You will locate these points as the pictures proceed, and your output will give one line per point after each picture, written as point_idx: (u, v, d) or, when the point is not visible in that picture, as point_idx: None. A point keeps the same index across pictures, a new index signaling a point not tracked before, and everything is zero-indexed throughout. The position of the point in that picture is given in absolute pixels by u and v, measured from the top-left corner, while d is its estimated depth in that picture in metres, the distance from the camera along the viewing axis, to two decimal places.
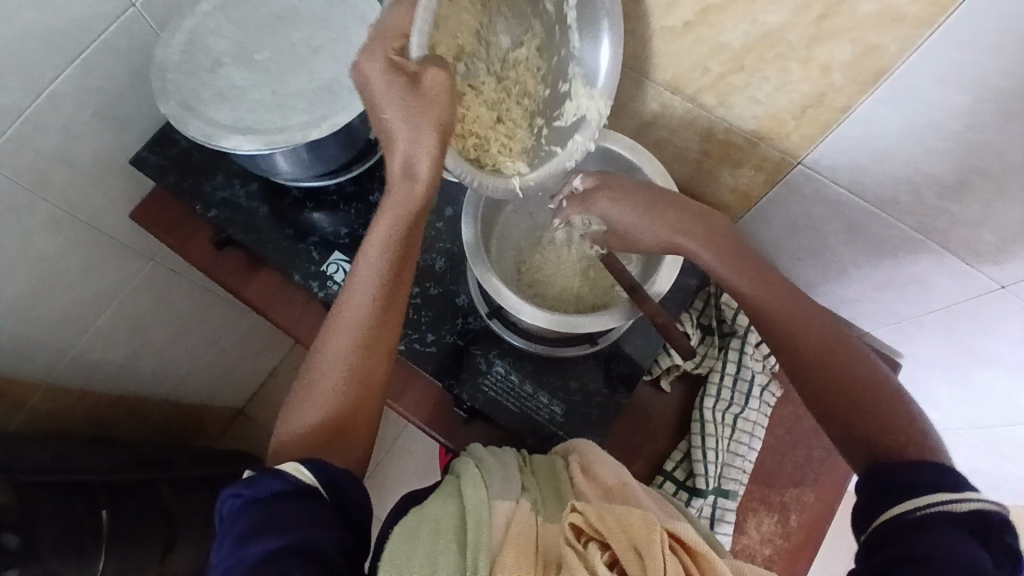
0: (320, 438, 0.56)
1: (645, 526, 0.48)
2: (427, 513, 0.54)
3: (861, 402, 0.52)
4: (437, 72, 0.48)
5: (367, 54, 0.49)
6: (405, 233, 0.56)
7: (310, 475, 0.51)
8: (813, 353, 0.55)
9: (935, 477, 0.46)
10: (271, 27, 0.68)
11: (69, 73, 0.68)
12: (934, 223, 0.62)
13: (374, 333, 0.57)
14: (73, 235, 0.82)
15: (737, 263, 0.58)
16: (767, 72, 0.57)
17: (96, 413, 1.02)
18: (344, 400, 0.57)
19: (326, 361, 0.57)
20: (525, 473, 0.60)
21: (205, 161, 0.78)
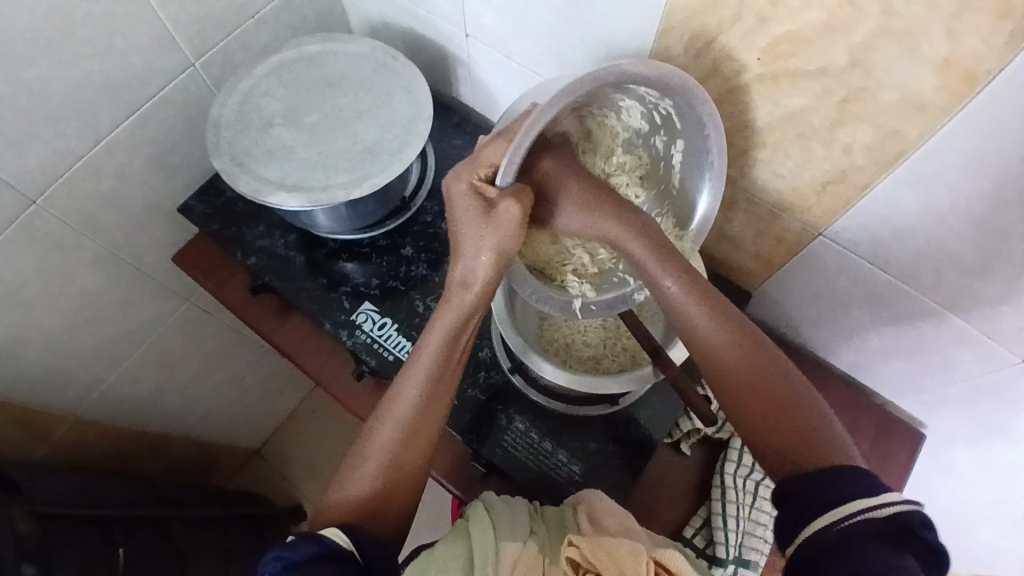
0: (357, 512, 0.57)
1: (634, 557, 0.50)
2: (434, 553, 0.53)
3: (783, 413, 0.50)
4: (513, 204, 0.52)
5: (455, 174, 0.55)
6: (462, 333, 0.59)
7: (346, 540, 0.53)
8: (740, 360, 0.52)
9: (847, 485, 0.45)
10: (320, 92, 0.73)
11: (129, 124, 0.74)
12: (957, 298, 0.62)
13: (420, 421, 0.59)
14: (116, 274, 0.86)
15: (669, 267, 0.53)
16: (789, 149, 0.59)
17: (117, 446, 1.03)
18: (384, 483, 0.58)
19: (373, 443, 0.59)
20: (534, 518, 0.58)
21: (248, 211, 0.82)
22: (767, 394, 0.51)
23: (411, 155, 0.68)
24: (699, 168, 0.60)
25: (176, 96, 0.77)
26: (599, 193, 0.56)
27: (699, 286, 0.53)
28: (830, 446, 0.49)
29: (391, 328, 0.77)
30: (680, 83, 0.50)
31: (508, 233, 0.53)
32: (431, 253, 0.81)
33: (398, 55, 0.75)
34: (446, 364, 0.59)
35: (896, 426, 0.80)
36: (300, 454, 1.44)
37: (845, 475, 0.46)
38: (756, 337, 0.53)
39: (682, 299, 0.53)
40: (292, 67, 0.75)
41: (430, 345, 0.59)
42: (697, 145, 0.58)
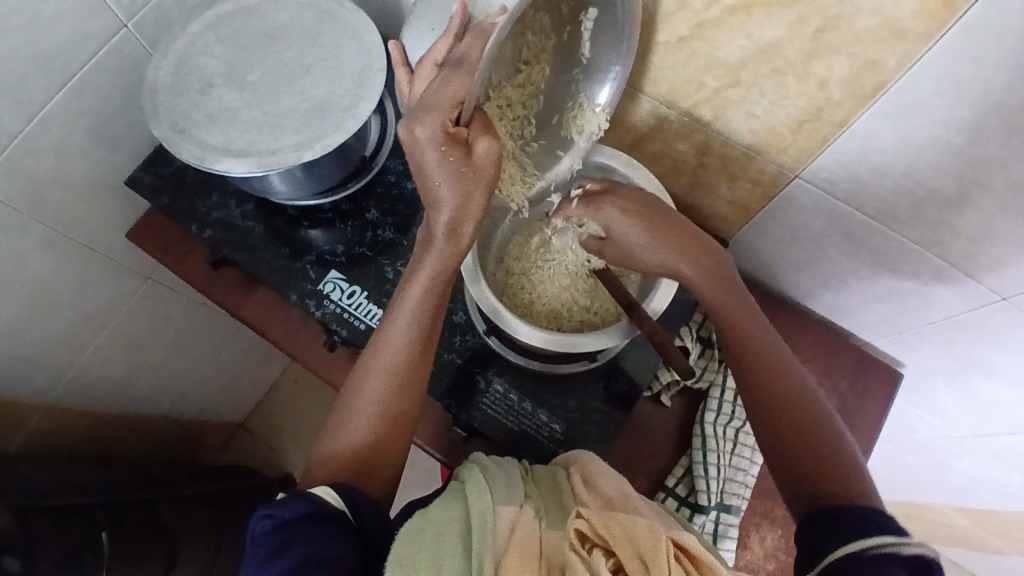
0: (350, 471, 0.56)
1: (650, 536, 0.46)
2: (430, 516, 0.51)
3: (807, 443, 0.55)
4: (491, 145, 0.50)
5: (421, 120, 0.49)
6: (447, 284, 0.58)
7: (338, 500, 0.51)
8: (781, 393, 0.57)
9: (871, 519, 0.48)
10: (262, 47, 0.68)
11: (62, 95, 0.68)
12: (935, 235, 0.61)
13: (406, 371, 0.59)
14: (69, 256, 0.82)
15: (729, 301, 0.61)
16: (763, 86, 0.56)
17: (96, 429, 1.02)
18: (377, 437, 0.57)
19: (364, 398, 0.58)
20: (527, 481, 0.58)
21: (199, 180, 0.77)
22: (802, 435, 0.55)
23: (364, 112, 0.64)
24: (612, 43, 0.58)
25: (110, 62, 0.71)
26: (659, 221, 0.60)
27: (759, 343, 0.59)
28: (851, 484, 0.53)
29: (360, 296, 0.74)
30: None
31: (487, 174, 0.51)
32: (397, 216, 0.77)
33: (344, 0, 0.70)
34: (431, 314, 0.59)
35: (873, 365, 0.80)
36: (287, 423, 1.44)
37: (857, 512, 0.49)
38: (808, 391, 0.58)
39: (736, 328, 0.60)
40: (231, 20, 0.69)
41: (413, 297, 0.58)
42: (612, 18, 0.55)
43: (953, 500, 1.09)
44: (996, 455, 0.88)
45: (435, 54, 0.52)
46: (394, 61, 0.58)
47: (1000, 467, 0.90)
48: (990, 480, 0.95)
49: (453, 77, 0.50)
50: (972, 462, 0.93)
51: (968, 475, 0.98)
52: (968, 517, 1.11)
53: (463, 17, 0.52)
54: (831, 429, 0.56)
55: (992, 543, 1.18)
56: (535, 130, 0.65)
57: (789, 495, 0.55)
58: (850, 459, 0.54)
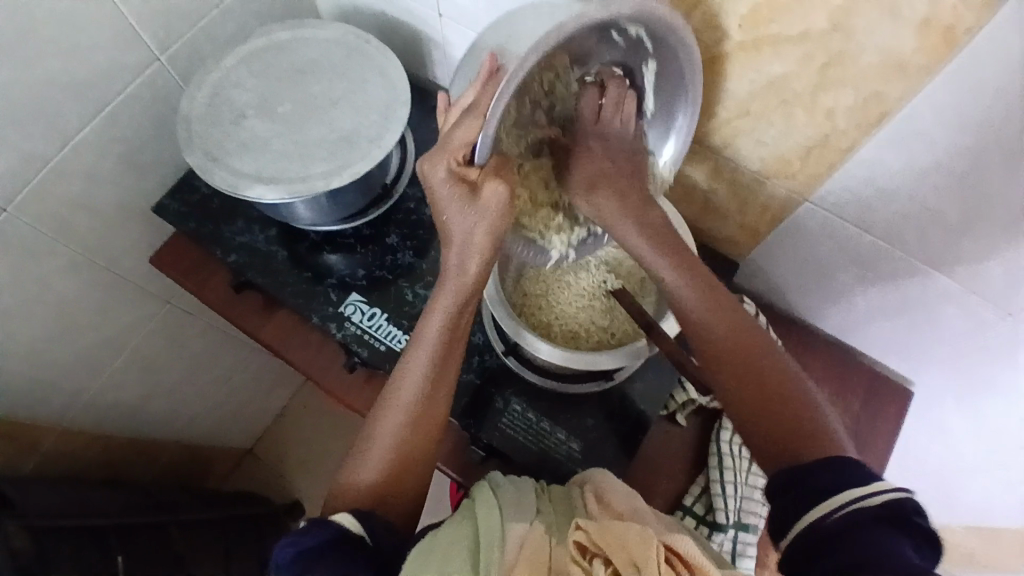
0: (369, 495, 0.57)
1: (642, 540, 0.46)
2: (439, 535, 0.53)
3: (772, 404, 0.54)
4: (495, 186, 0.54)
5: (431, 158, 0.54)
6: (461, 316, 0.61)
7: (356, 524, 0.53)
8: (738, 360, 0.56)
9: (843, 475, 0.47)
10: (292, 80, 0.71)
11: (96, 125, 0.71)
12: (940, 256, 0.63)
13: (424, 401, 0.60)
14: (93, 280, 0.84)
15: (670, 260, 0.59)
16: (772, 117, 0.60)
17: (109, 453, 1.02)
18: (393, 464, 0.59)
19: (383, 425, 0.60)
20: (540, 495, 0.58)
21: (225, 206, 0.80)
22: (761, 388, 0.55)
23: (390, 141, 0.66)
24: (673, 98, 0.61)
25: (144, 93, 0.74)
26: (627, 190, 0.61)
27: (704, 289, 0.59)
28: (823, 438, 0.52)
29: (380, 318, 0.76)
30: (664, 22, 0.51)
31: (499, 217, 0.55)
32: (417, 241, 0.80)
33: (370, 37, 0.74)
34: (448, 345, 0.61)
35: (884, 385, 0.82)
36: (295, 449, 1.43)
37: (831, 466, 0.48)
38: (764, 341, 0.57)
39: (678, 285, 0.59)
40: (263, 55, 0.72)
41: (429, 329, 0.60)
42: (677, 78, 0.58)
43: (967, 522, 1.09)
44: (1008, 474, 0.88)
45: (463, 99, 0.53)
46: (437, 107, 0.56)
47: (1014, 487, 0.91)
48: (1002, 499, 0.95)
49: (467, 121, 0.51)
50: (985, 482, 0.94)
51: (981, 495, 0.98)
52: (982, 539, 1.10)
53: (493, 64, 0.51)
54: (793, 381, 0.55)
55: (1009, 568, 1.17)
56: None
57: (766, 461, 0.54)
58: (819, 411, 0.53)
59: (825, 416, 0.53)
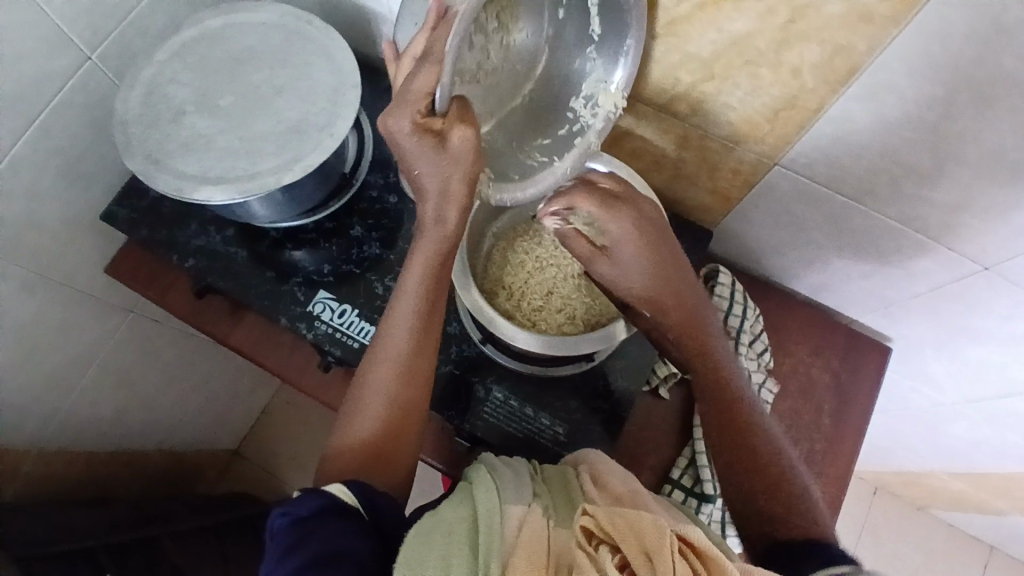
0: (367, 457, 0.57)
1: (655, 531, 0.45)
2: (439, 517, 0.51)
3: (760, 471, 0.58)
4: (464, 132, 0.54)
5: (395, 111, 0.53)
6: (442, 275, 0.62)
7: (352, 496, 0.51)
8: (734, 425, 0.60)
9: (820, 554, 0.52)
10: (232, 70, 0.67)
11: (28, 135, 0.67)
12: (915, 210, 0.62)
13: (410, 360, 0.60)
14: (50, 298, 0.80)
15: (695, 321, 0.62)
16: (737, 78, 0.57)
17: (91, 470, 0.99)
18: (385, 423, 0.58)
19: (376, 384, 0.59)
20: (536, 480, 0.57)
21: (177, 210, 0.76)
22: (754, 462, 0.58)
23: (342, 129, 0.63)
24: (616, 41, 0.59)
25: (75, 97, 0.69)
26: (648, 241, 0.60)
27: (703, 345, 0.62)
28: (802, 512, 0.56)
29: (351, 314, 0.73)
30: None
31: (468, 161, 0.56)
32: (383, 230, 0.77)
33: (311, 18, 0.69)
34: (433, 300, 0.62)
35: (863, 341, 0.81)
36: (284, 445, 1.42)
37: (811, 546, 0.52)
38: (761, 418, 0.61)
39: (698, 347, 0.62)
40: (198, 46, 0.68)
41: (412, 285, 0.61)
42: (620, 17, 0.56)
43: (951, 464, 1.11)
44: (988, 416, 0.89)
45: (415, 48, 0.54)
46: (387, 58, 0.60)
47: (994, 429, 0.92)
48: (984, 441, 0.97)
49: (423, 70, 0.52)
50: (967, 426, 0.95)
51: (964, 439, 1.00)
52: (966, 480, 1.13)
53: (440, 8, 0.53)
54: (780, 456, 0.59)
55: (993, 505, 1.20)
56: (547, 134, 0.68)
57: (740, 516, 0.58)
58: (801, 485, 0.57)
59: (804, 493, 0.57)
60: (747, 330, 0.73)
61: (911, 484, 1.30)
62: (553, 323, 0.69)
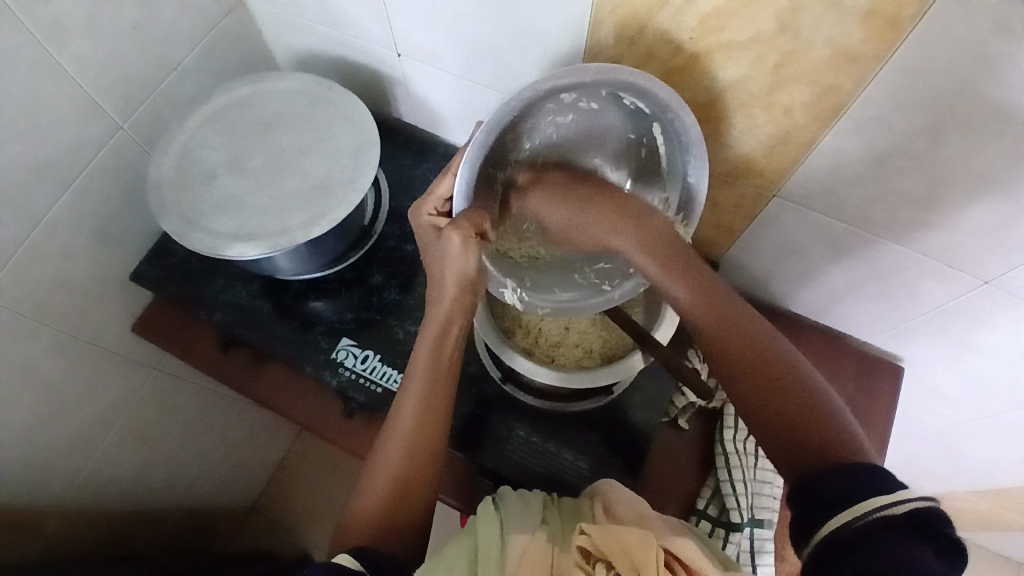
0: (371, 530, 0.57)
1: (643, 545, 0.47)
2: (444, 553, 0.52)
3: (782, 400, 0.51)
4: (457, 233, 0.56)
5: (418, 208, 0.62)
6: (451, 346, 0.62)
7: (357, 561, 0.52)
8: (739, 356, 0.53)
9: (852, 484, 0.45)
10: (259, 135, 0.72)
11: (65, 199, 0.71)
12: (912, 233, 0.65)
13: (417, 429, 0.60)
14: (78, 357, 0.82)
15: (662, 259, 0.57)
16: (733, 119, 0.61)
17: (110, 529, 0.99)
18: (391, 494, 0.59)
19: (383, 460, 0.60)
20: (548, 507, 0.58)
21: (204, 267, 0.80)
22: (768, 393, 0.51)
23: (364, 184, 0.67)
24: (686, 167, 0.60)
25: (109, 163, 0.74)
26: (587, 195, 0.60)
27: (689, 272, 0.56)
28: (836, 439, 0.48)
29: (374, 359, 0.75)
30: (633, 85, 0.53)
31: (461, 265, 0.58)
32: (401, 277, 0.80)
33: (331, 84, 0.74)
34: (439, 380, 0.62)
35: (874, 364, 0.83)
36: (300, 499, 1.41)
37: (849, 472, 0.45)
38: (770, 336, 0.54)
39: (664, 280, 0.57)
40: (227, 113, 0.73)
41: (420, 364, 0.62)
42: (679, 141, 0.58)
43: (972, 484, 1.10)
44: (1005, 433, 0.90)
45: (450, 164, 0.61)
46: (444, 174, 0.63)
47: (1013, 445, 0.92)
48: (1004, 459, 0.97)
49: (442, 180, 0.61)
50: (986, 444, 0.95)
51: (983, 458, 1.00)
52: (990, 500, 1.12)
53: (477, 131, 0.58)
54: (800, 380, 0.52)
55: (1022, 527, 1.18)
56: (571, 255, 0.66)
57: (776, 458, 0.51)
58: (831, 412, 0.50)
59: (836, 418, 0.50)
60: None
61: None
62: (571, 358, 0.71)
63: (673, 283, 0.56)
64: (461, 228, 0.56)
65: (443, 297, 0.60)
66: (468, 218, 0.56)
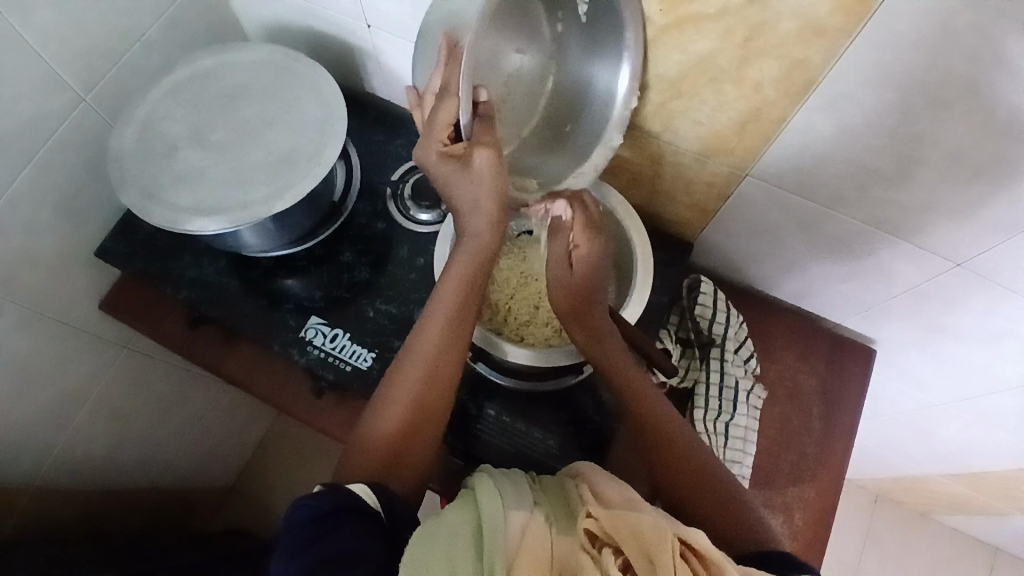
0: (382, 462, 0.57)
1: (657, 531, 0.46)
2: (439, 525, 0.49)
3: (706, 492, 0.58)
4: (485, 153, 0.56)
5: (422, 145, 0.58)
6: (473, 288, 0.62)
7: (374, 498, 0.53)
8: (669, 452, 0.60)
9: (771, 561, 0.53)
10: (222, 107, 0.70)
11: (26, 172, 0.69)
12: (884, 214, 0.65)
13: (439, 363, 0.61)
14: (45, 334, 0.80)
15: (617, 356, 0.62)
16: (704, 94, 0.60)
17: (83, 507, 0.99)
18: (405, 424, 0.59)
19: (403, 384, 0.60)
20: (535, 489, 0.56)
21: (170, 244, 0.78)
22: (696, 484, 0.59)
23: (330, 158, 0.66)
24: (611, 32, 0.60)
25: (71, 135, 0.72)
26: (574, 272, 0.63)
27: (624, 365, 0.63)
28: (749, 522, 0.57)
29: (343, 337, 0.74)
30: None
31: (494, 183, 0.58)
32: (372, 255, 0.79)
33: (299, 55, 0.72)
34: (465, 315, 0.62)
35: (846, 346, 0.83)
36: (281, 480, 1.40)
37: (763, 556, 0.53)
38: (689, 432, 0.62)
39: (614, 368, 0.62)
40: (190, 84, 0.71)
41: (447, 295, 0.62)
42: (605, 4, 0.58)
43: (946, 467, 1.11)
44: (977, 415, 0.91)
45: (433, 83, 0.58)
46: (411, 104, 0.62)
47: (985, 427, 0.93)
48: (977, 441, 0.98)
49: (447, 104, 0.56)
50: (959, 426, 0.96)
51: (956, 440, 1.01)
52: (963, 483, 1.13)
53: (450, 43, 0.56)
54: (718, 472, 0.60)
55: (995, 508, 1.19)
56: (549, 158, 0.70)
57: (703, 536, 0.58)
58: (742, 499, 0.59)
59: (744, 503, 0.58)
60: (731, 337, 0.76)
61: (911, 491, 1.30)
62: (541, 336, 0.70)
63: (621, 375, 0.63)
64: (488, 146, 0.56)
65: (481, 224, 0.60)
66: (485, 134, 0.56)
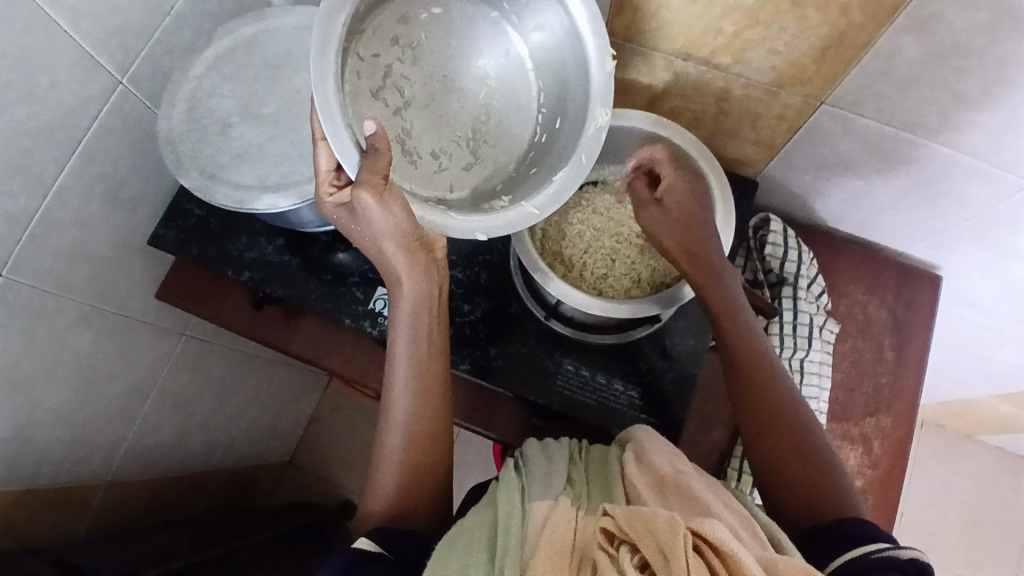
0: (390, 512, 0.58)
1: (671, 529, 0.43)
2: (465, 523, 0.51)
3: (793, 456, 0.59)
4: (366, 192, 0.51)
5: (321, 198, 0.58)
6: (425, 324, 0.60)
7: (375, 543, 0.53)
8: (762, 409, 0.61)
9: (849, 531, 0.52)
10: (269, 77, 0.67)
11: (74, 164, 0.67)
12: (963, 136, 0.63)
13: (414, 405, 0.60)
14: (106, 328, 0.80)
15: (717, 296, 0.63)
16: (784, 22, 0.57)
17: (155, 495, 1.01)
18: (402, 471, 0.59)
19: (388, 442, 0.60)
20: (575, 464, 0.57)
21: (224, 225, 0.77)
22: (783, 446, 0.59)
23: None
24: None
25: (114, 122, 0.69)
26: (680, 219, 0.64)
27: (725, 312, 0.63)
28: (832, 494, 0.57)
29: None
30: None
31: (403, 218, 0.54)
32: None
33: None
34: (428, 371, 0.60)
35: (914, 276, 0.82)
36: (335, 451, 1.43)
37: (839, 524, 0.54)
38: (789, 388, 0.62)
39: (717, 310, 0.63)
40: (232, 56, 0.67)
41: (401, 360, 0.60)
42: None
43: (998, 390, 1.13)
44: None
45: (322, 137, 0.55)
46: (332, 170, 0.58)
47: None
48: None
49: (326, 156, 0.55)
50: (1017, 347, 0.97)
51: (1013, 362, 1.01)
52: (1013, 403, 1.15)
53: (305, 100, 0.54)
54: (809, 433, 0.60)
55: None
56: (535, 168, 0.61)
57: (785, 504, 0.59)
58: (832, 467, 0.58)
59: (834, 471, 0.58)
60: (804, 275, 0.75)
61: (957, 414, 1.33)
62: (620, 288, 0.70)
63: (725, 318, 0.63)
64: (370, 184, 0.51)
65: (402, 266, 0.58)
66: (371, 169, 0.51)
